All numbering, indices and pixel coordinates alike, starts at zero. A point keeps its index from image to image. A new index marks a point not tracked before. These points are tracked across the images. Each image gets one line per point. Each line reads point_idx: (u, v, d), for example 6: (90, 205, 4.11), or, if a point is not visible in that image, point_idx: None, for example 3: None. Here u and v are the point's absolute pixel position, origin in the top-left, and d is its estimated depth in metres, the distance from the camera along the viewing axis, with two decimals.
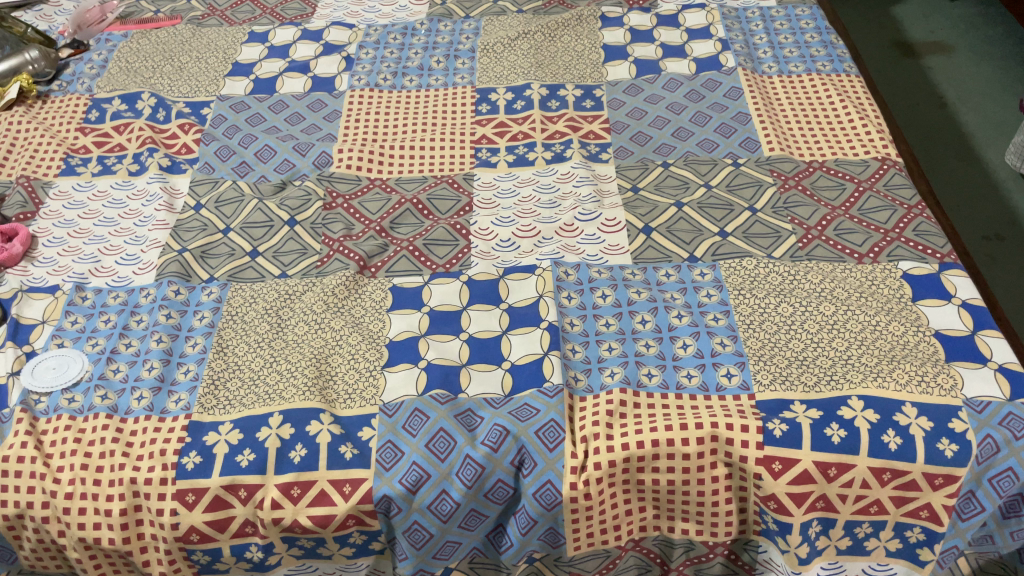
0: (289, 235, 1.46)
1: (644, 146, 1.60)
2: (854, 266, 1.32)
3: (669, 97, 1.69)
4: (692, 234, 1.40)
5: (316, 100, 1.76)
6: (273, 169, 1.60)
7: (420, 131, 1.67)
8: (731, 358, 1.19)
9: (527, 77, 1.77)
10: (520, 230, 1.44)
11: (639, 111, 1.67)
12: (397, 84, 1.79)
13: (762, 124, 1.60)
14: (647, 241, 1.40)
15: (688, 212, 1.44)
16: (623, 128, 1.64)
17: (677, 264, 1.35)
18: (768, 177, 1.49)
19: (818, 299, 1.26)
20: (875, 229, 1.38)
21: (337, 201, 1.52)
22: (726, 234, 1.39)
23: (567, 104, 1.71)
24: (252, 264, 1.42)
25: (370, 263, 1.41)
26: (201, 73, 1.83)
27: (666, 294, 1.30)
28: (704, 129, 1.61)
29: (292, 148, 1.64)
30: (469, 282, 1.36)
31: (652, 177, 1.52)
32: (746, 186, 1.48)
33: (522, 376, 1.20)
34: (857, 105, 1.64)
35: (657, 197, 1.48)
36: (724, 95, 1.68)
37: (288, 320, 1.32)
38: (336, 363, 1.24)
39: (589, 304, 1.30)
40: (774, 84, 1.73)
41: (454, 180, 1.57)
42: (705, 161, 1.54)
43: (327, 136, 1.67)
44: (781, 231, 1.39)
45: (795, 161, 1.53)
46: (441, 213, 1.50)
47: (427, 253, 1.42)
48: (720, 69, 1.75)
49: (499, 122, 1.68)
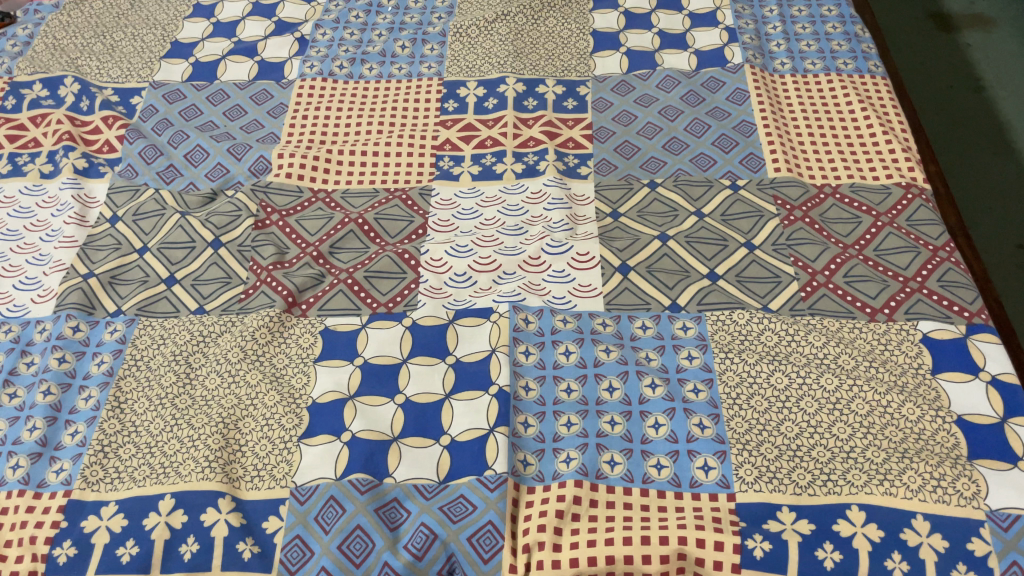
0: (212, 260, 1.27)
1: (629, 159, 1.38)
2: (863, 325, 1.12)
3: (663, 99, 1.47)
4: (677, 276, 1.19)
5: (261, 90, 1.55)
6: (203, 175, 1.40)
7: (374, 133, 1.46)
8: (710, 446, 0.99)
9: (503, 69, 1.55)
10: (478, 263, 1.24)
11: (627, 114, 1.45)
12: (354, 73, 1.57)
13: (768, 137, 1.38)
14: (623, 282, 1.20)
15: (673, 247, 1.23)
16: (607, 136, 1.42)
17: (656, 315, 1.15)
18: (770, 205, 1.28)
19: (819, 369, 1.06)
20: (892, 277, 1.17)
21: (271, 218, 1.33)
22: (716, 277, 1.19)
23: (545, 104, 1.49)
24: (167, 295, 1.24)
25: (300, 298, 1.22)
26: (135, 54, 1.62)
27: (640, 353, 1.10)
28: (700, 140, 1.39)
29: (227, 149, 1.43)
30: (413, 327, 1.17)
31: (635, 200, 1.31)
32: (744, 216, 1.27)
33: (460, 457, 1.01)
34: (881, 116, 1.41)
35: (639, 226, 1.27)
36: (726, 99, 1.46)
37: (198, 370, 1.13)
38: (247, 428, 1.07)
39: (549, 363, 1.10)
40: (786, 85, 1.49)
41: (408, 196, 1.36)
42: (698, 182, 1.33)
43: (269, 135, 1.46)
44: (781, 275, 1.18)
45: (804, 184, 1.31)
46: (390, 236, 1.29)
47: (368, 288, 1.22)
48: (724, 66, 1.51)
49: (467, 124, 1.46)
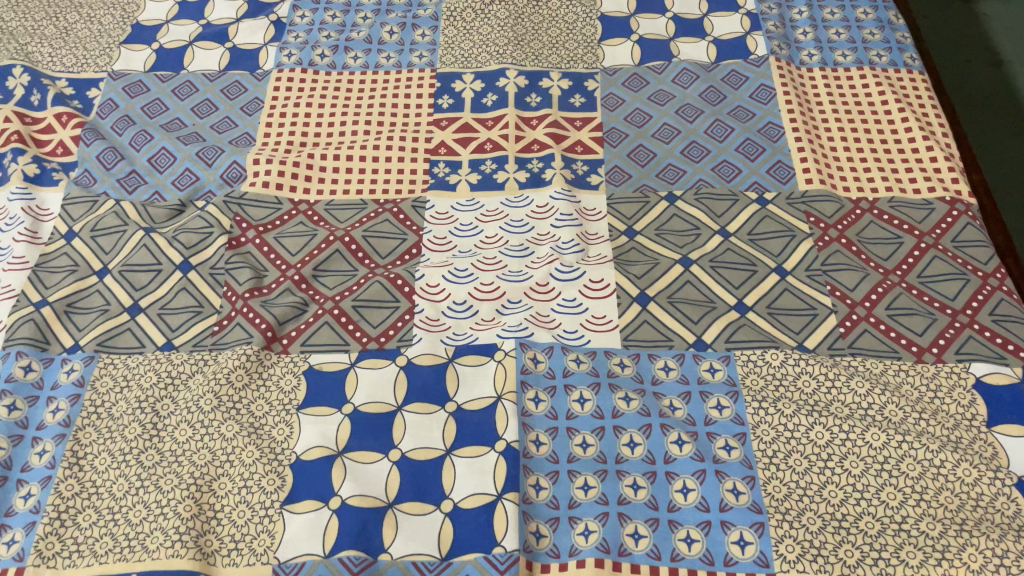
0: (181, 285, 1.14)
1: (644, 166, 1.25)
2: (910, 368, 1.01)
3: (681, 96, 1.33)
4: (702, 308, 1.07)
5: (234, 83, 1.39)
6: (170, 183, 1.26)
7: (360, 134, 1.31)
8: (745, 516, 0.89)
9: (503, 60, 1.40)
10: (479, 289, 1.12)
11: (640, 114, 1.32)
12: (337, 63, 1.42)
13: (798, 142, 1.25)
14: (642, 315, 1.08)
15: (697, 272, 1.11)
16: (619, 139, 1.29)
17: (679, 354, 1.03)
18: (803, 223, 1.16)
19: (864, 422, 0.95)
20: (939, 309, 1.06)
21: (246, 235, 1.19)
22: (745, 309, 1.07)
23: (550, 100, 1.35)
24: (131, 327, 1.11)
25: (281, 332, 1.09)
26: (92, 39, 1.46)
27: (664, 401, 0.99)
28: (722, 145, 1.26)
29: (196, 152, 1.29)
30: (408, 367, 1.04)
31: (652, 215, 1.18)
32: (773, 236, 1.14)
33: (465, 528, 0.90)
34: (920, 118, 1.28)
35: (658, 247, 1.14)
36: (749, 97, 1.32)
37: (166, 419, 1.01)
38: (222, 490, 0.95)
39: (562, 411, 0.99)
40: (815, 80, 1.35)
41: (399, 208, 1.22)
42: (722, 195, 1.20)
43: (243, 136, 1.31)
44: (816, 308, 1.07)
45: (838, 199, 1.19)
46: (380, 257, 1.16)
47: (357, 319, 1.10)
48: (747, 58, 1.37)
49: (463, 124, 1.32)
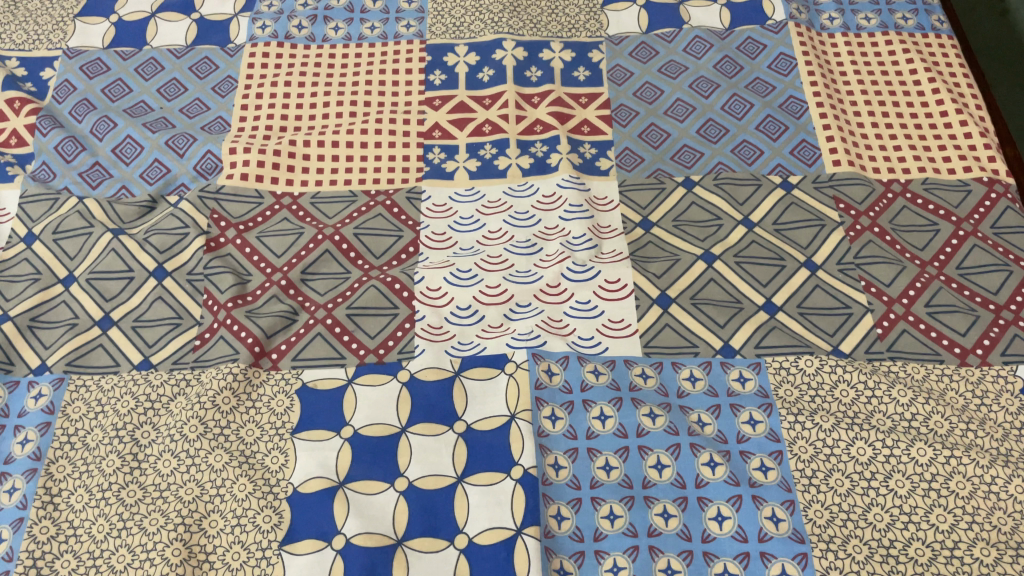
0: (155, 294, 1.04)
1: (657, 149, 1.15)
2: (953, 372, 0.94)
3: (694, 68, 1.23)
4: (727, 310, 0.99)
5: (203, 59, 1.27)
6: (138, 177, 1.15)
7: (346, 116, 1.20)
8: (787, 547, 0.82)
9: (499, 29, 1.28)
10: (485, 292, 1.03)
11: (650, 88, 1.21)
12: (317, 35, 1.29)
13: (823, 119, 1.15)
14: (662, 318, 0.99)
15: (720, 269, 1.02)
16: (629, 117, 1.19)
17: (705, 361, 0.95)
18: (832, 211, 1.07)
19: (908, 436, 0.88)
20: (981, 305, 0.99)
21: (226, 234, 1.08)
22: (774, 310, 0.99)
23: (552, 74, 1.24)
24: (103, 343, 1.01)
25: (269, 346, 0.99)
26: (44, 12, 1.33)
27: (692, 417, 0.91)
28: (741, 122, 1.16)
29: (165, 140, 1.17)
30: (411, 383, 0.96)
31: (668, 204, 1.09)
32: (800, 226, 1.06)
33: (482, 566, 0.82)
34: (951, 88, 1.19)
35: (677, 241, 1.05)
36: (768, 68, 1.22)
37: (147, 449, 0.92)
38: (213, 529, 0.86)
39: (581, 430, 0.91)
40: (837, 47, 1.25)
41: (392, 201, 1.12)
42: (743, 179, 1.11)
43: (217, 120, 1.19)
44: (850, 306, 0.99)
45: (869, 182, 1.10)
46: (374, 258, 1.07)
47: (352, 329, 1.00)
48: (764, 23, 1.27)
49: (459, 103, 1.21)
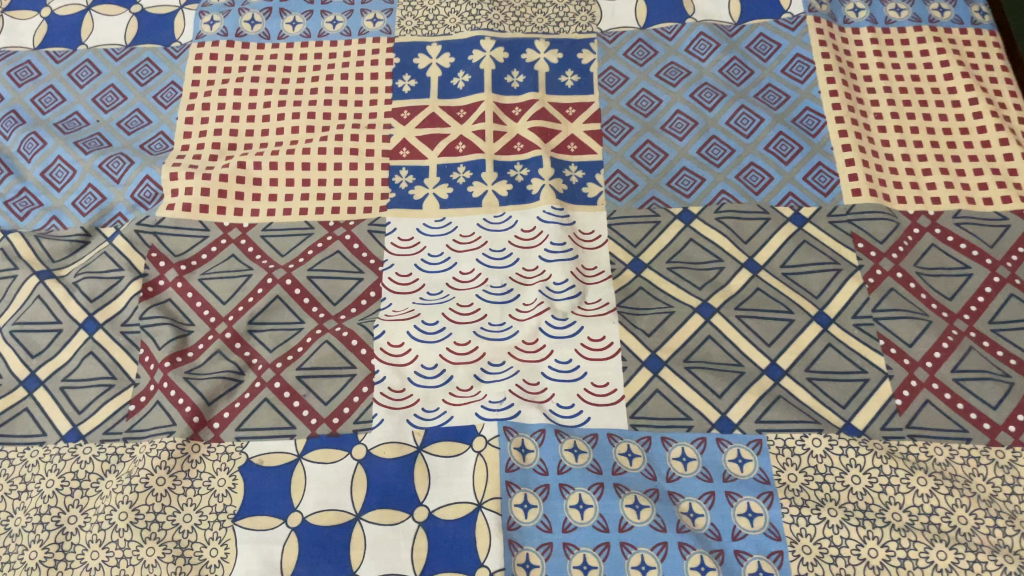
0: (87, 349, 0.93)
1: (653, 172, 1.01)
2: (982, 455, 0.82)
3: (697, 72, 1.08)
4: (726, 375, 0.87)
5: (144, 62, 1.12)
6: (70, 205, 1.02)
7: (302, 131, 1.06)
8: None
9: (476, 24, 1.14)
10: (453, 349, 0.91)
11: (647, 97, 1.07)
12: (272, 31, 1.15)
13: (843, 138, 1.01)
14: (652, 383, 0.88)
15: (720, 324, 0.90)
16: (622, 133, 1.05)
17: (699, 438, 0.84)
18: (849, 252, 0.94)
19: (927, 535, 0.78)
20: (1016, 369, 0.86)
21: (166, 276, 0.97)
22: (779, 376, 0.87)
23: (536, 79, 1.09)
24: (29, 406, 0.91)
25: (210, 415, 0.89)
26: None
27: (681, 507, 0.81)
28: (749, 141, 1.02)
29: (99, 162, 1.04)
30: (368, 461, 0.85)
31: (664, 241, 0.96)
32: (812, 271, 0.93)
33: None
34: (991, 99, 1.04)
35: (671, 288, 0.93)
36: (781, 72, 1.07)
37: (74, 538, 0.82)
38: None
39: (556, 522, 0.80)
40: (862, 45, 1.10)
41: (352, 235, 1.00)
42: (749, 212, 0.97)
43: (158, 137, 1.06)
44: (867, 371, 0.87)
45: (892, 215, 0.96)
46: (331, 305, 0.95)
47: (303, 394, 0.90)
48: (779, 17, 1.11)
49: (430, 115, 1.07)
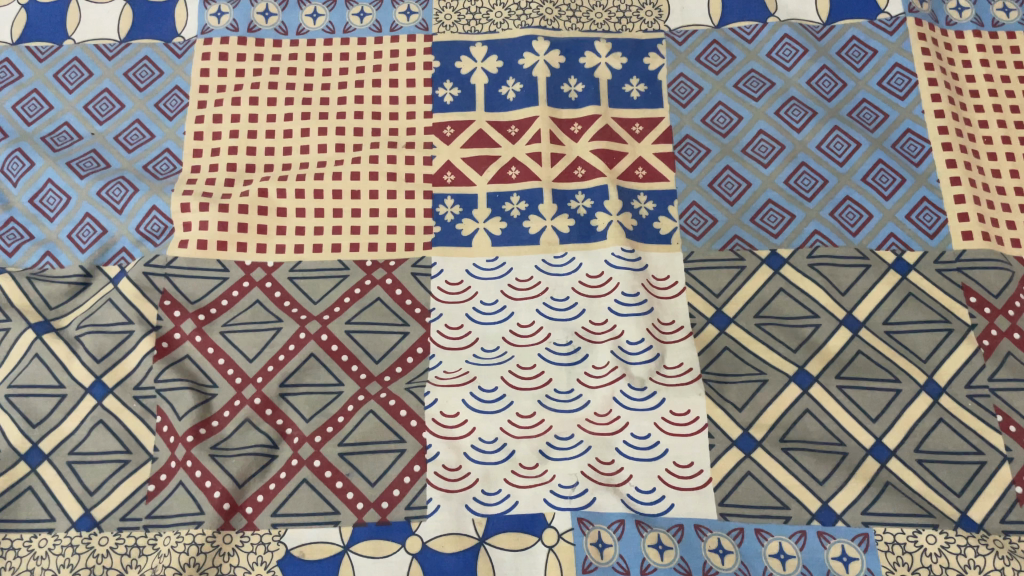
0: (95, 417, 0.81)
1: (733, 206, 0.89)
2: None
3: (782, 83, 0.94)
4: (827, 457, 0.78)
5: (142, 61, 0.97)
6: (66, 238, 0.89)
7: (331, 150, 0.93)
8: None
9: (527, 20, 0.99)
10: (517, 421, 0.81)
11: (724, 113, 0.94)
12: (290, 25, 1.00)
13: (951, 168, 0.89)
14: (743, 465, 0.78)
15: (818, 396, 0.80)
16: (696, 156, 0.92)
17: (799, 531, 0.75)
18: (960, 309, 0.83)
19: None
20: None
21: (182, 329, 0.84)
22: (886, 458, 0.78)
23: (596, 89, 0.96)
24: (32, 485, 0.79)
25: (242, 498, 0.78)
26: None
27: None
28: (843, 170, 0.90)
29: (97, 188, 0.90)
30: (424, 555, 0.75)
31: (750, 291, 0.85)
32: (920, 331, 0.83)
33: None
34: None
35: (760, 350, 0.83)
36: (879, 85, 0.94)
37: None
38: None
39: None
40: (966, 53, 0.97)
41: (394, 278, 0.88)
42: (847, 257, 0.86)
43: (164, 156, 0.93)
44: (983, 453, 0.78)
45: (1008, 263, 0.85)
46: (373, 363, 0.84)
47: (347, 474, 0.79)
48: (875, 18, 0.97)
49: (477, 132, 0.94)
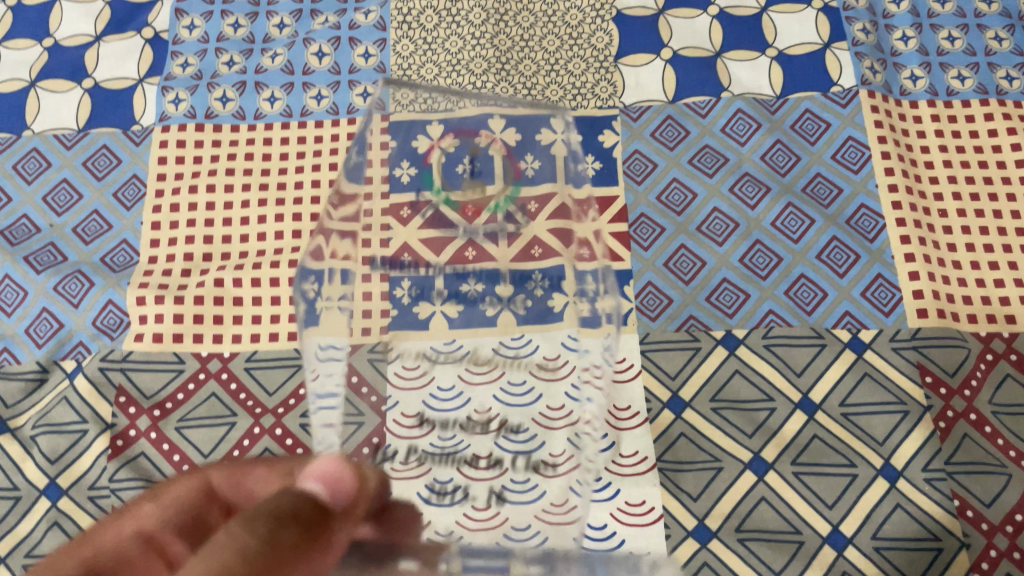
0: (50, 519, 0.80)
1: (688, 285, 0.90)
2: None
3: (737, 158, 0.95)
4: (783, 546, 0.77)
5: (100, 150, 0.98)
6: (23, 334, 0.89)
7: (287, 237, 0.93)
8: None
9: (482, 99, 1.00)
10: None
11: (679, 189, 0.94)
12: (247, 109, 1.00)
13: (904, 245, 0.89)
14: (699, 555, 0.77)
15: (774, 483, 0.80)
16: (651, 235, 0.92)
17: None
18: (915, 390, 0.83)
19: None
20: None
21: (137, 425, 0.84)
22: (843, 545, 0.77)
23: None
24: None
25: None
26: None
27: None
28: (797, 248, 0.90)
29: (54, 282, 0.91)
30: None
31: (705, 374, 0.85)
32: (876, 413, 0.82)
33: None
34: None
35: (716, 436, 0.82)
36: (832, 158, 0.94)
37: None
38: None
39: None
40: (920, 123, 0.97)
41: None
42: (803, 338, 0.86)
43: (122, 248, 0.93)
44: (941, 539, 0.76)
45: (964, 341, 0.85)
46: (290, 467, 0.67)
47: None
48: (828, 90, 0.98)
49: None
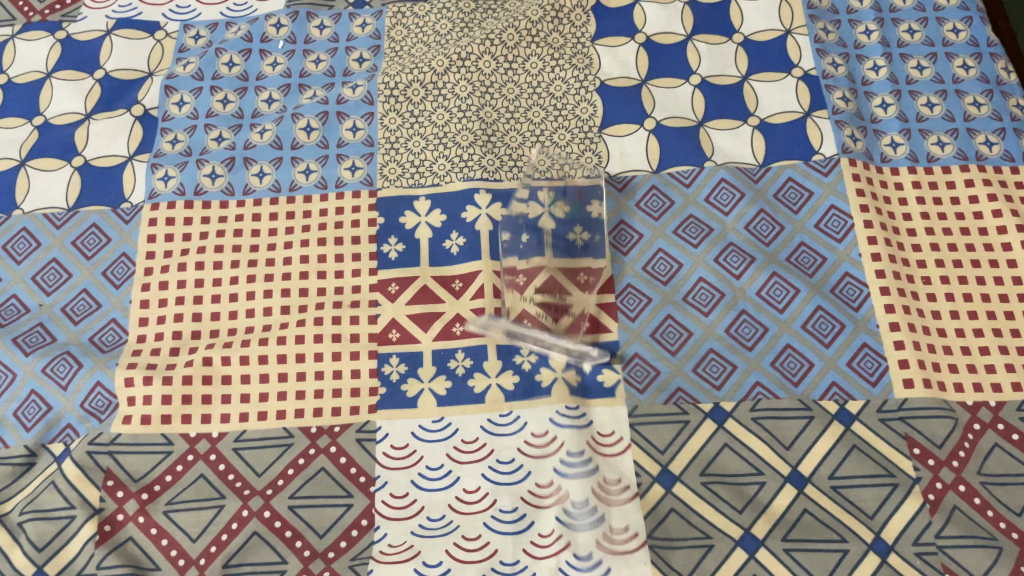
0: None
1: (676, 356, 0.90)
2: None
3: (721, 228, 0.96)
4: None
5: (90, 228, 0.99)
6: (11, 417, 0.89)
7: (277, 313, 0.93)
8: None
9: (469, 172, 1.01)
10: None
11: (664, 260, 0.95)
12: (237, 185, 1.01)
13: (889, 313, 0.90)
14: None
15: (766, 559, 0.79)
16: (638, 306, 0.93)
17: None
18: (904, 461, 0.83)
19: None
20: None
21: (124, 510, 0.83)
22: None
23: None
24: None
25: None
26: None
27: None
28: (783, 317, 0.91)
29: (42, 363, 0.91)
30: None
31: (695, 447, 0.85)
32: (865, 485, 0.82)
33: None
34: None
35: (707, 511, 0.82)
36: (815, 227, 0.96)
37: None
38: None
39: None
40: (901, 189, 0.99)
41: (337, 446, 0.86)
42: (790, 409, 0.86)
43: (111, 327, 0.94)
44: None
45: (950, 411, 0.85)
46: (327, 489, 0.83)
47: None
48: (810, 159, 1.00)
49: (421, 288, 0.95)
